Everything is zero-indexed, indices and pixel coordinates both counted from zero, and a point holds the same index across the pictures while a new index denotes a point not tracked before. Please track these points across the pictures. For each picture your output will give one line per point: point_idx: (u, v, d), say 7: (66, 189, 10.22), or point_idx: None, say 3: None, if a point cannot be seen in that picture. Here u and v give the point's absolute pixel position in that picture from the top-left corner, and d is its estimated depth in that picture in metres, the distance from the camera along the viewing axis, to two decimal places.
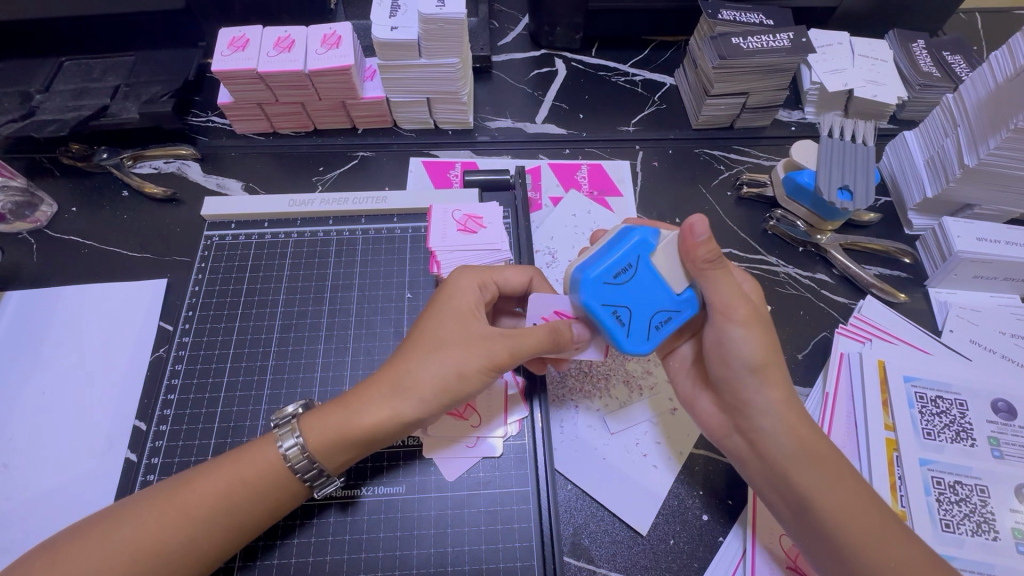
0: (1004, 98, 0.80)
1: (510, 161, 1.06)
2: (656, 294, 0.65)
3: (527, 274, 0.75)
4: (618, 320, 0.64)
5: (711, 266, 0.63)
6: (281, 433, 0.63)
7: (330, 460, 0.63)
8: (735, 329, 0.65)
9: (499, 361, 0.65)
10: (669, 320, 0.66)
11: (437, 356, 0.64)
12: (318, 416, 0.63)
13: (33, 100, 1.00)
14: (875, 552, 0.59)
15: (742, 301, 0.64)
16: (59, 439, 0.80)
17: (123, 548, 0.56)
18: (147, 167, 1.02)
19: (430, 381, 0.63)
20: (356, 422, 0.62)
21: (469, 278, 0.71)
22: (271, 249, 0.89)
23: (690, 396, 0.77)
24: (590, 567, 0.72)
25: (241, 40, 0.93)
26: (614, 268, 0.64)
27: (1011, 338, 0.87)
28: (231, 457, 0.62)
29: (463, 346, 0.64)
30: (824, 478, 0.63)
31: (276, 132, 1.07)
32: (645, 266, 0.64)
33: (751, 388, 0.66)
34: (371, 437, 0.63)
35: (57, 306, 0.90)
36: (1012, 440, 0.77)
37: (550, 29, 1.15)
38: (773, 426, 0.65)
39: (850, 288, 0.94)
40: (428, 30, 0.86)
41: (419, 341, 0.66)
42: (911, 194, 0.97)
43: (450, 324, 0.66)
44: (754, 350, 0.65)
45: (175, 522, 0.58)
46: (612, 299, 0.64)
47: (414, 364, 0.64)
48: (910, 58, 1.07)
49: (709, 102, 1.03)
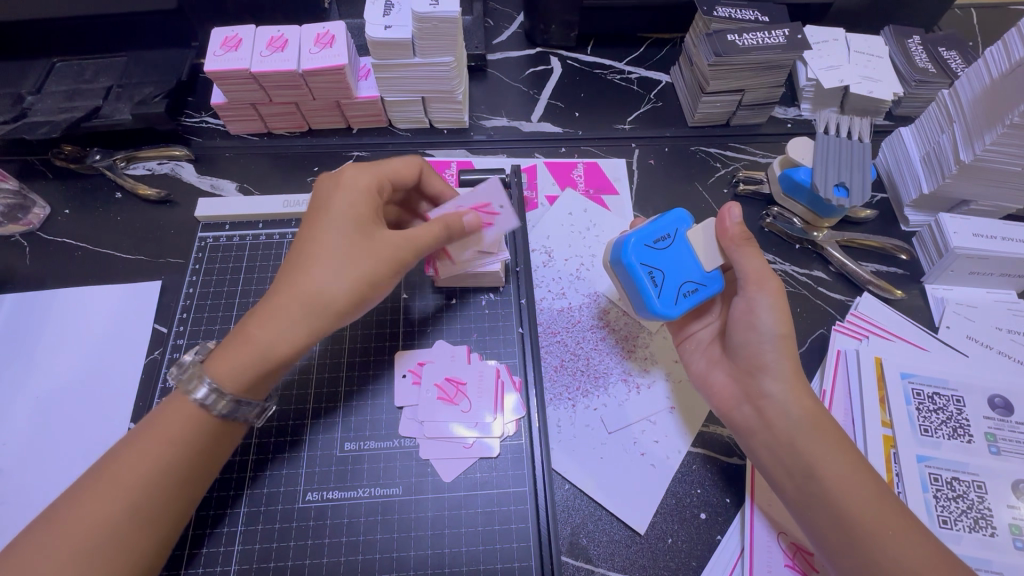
0: (999, 93, 0.80)
1: (506, 160, 1.06)
2: (689, 266, 0.74)
3: (414, 165, 0.76)
4: (652, 280, 0.72)
5: (745, 244, 0.72)
6: (189, 384, 0.62)
7: (240, 383, 0.63)
8: (764, 297, 0.71)
9: (402, 259, 0.67)
10: (697, 289, 0.73)
11: (333, 266, 0.64)
12: (220, 354, 0.63)
13: (25, 102, 1.00)
14: (875, 520, 0.60)
15: (773, 275, 0.71)
16: (52, 442, 0.80)
17: (67, 535, 0.55)
18: (141, 169, 1.02)
19: (337, 294, 0.64)
20: (256, 342, 0.63)
21: (363, 174, 0.70)
22: (265, 249, 0.89)
23: (704, 371, 0.79)
24: (587, 566, 0.72)
25: (233, 40, 0.92)
26: (654, 235, 0.74)
27: (1008, 334, 0.87)
28: (145, 423, 0.61)
29: (353, 253, 0.65)
30: (828, 445, 0.65)
31: (271, 132, 1.06)
32: (681, 240, 0.74)
33: (770, 354, 0.71)
34: (275, 353, 0.63)
35: (51, 310, 0.89)
36: (1009, 436, 0.77)
37: (545, 27, 1.15)
38: (785, 392, 0.69)
39: (847, 285, 0.94)
40: (422, 28, 0.86)
41: (308, 253, 0.65)
42: (907, 190, 0.96)
43: (346, 240, 0.66)
44: (776, 319, 0.71)
45: (109, 496, 0.57)
46: (648, 261, 0.73)
47: (314, 283, 0.64)
48: (906, 54, 1.07)
49: (705, 100, 1.03)
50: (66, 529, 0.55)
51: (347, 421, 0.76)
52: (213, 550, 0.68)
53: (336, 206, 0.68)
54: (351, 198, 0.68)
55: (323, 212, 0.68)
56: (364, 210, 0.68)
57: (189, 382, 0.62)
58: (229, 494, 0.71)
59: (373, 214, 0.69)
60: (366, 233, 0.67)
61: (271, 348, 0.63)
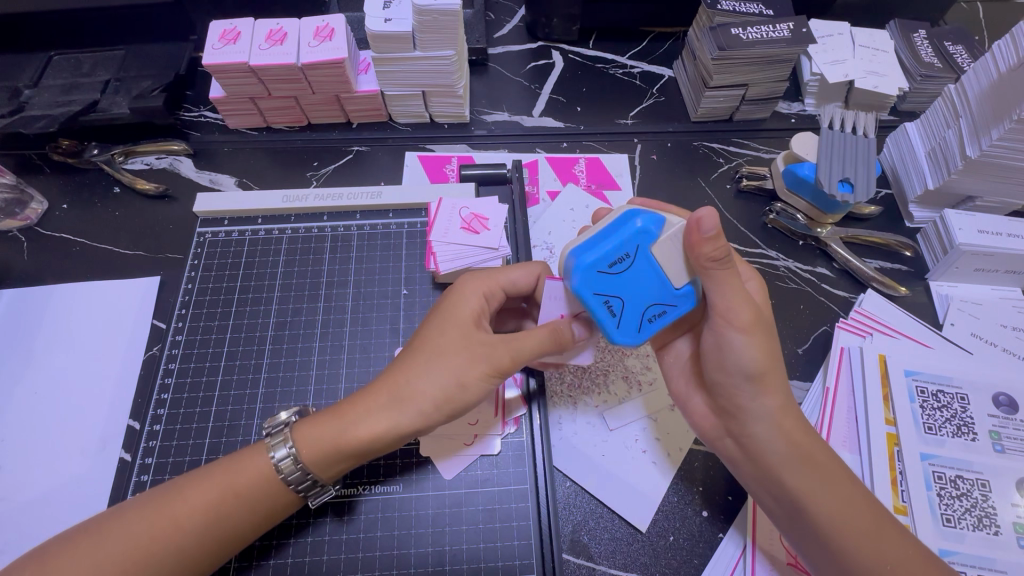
0: (1007, 87, 0.79)
1: (507, 154, 1.05)
2: (652, 286, 0.63)
3: (534, 271, 0.73)
4: (608, 310, 0.63)
5: (715, 267, 0.59)
6: (272, 443, 0.62)
7: (321, 470, 0.62)
8: (734, 333, 0.63)
9: (502, 366, 0.64)
10: (664, 313, 0.64)
11: (435, 366, 0.63)
12: (309, 425, 0.63)
13: (22, 96, 0.99)
14: (875, 555, 0.59)
15: (744, 304, 0.62)
16: (53, 439, 0.79)
17: (118, 552, 0.55)
18: (138, 163, 1.01)
19: (429, 392, 0.62)
20: (348, 433, 0.62)
21: (474, 286, 0.70)
22: (265, 245, 0.88)
23: (682, 394, 0.76)
24: (590, 564, 0.71)
25: (232, 33, 0.91)
26: (608, 257, 0.61)
27: (1013, 331, 0.86)
28: (220, 466, 0.62)
29: (460, 352, 0.64)
30: (820, 483, 0.62)
31: (269, 126, 1.05)
32: (642, 257, 0.62)
33: (748, 397, 0.65)
34: (364, 448, 0.62)
35: (48, 306, 0.89)
36: (1013, 434, 0.77)
37: (547, 20, 1.14)
38: (769, 432, 0.64)
39: (851, 282, 0.93)
40: (423, 21, 0.85)
41: (420, 348, 0.65)
42: (912, 187, 0.95)
43: (450, 338, 0.65)
44: (753, 358, 0.63)
45: (167, 528, 0.57)
46: (604, 289, 0.62)
47: (410, 374, 0.63)
48: (912, 48, 1.05)
49: (708, 94, 1.01)
50: (113, 548, 0.55)
51: None
52: None
53: (452, 307, 0.68)
54: (463, 302, 0.68)
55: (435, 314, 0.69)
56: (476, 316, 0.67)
57: (272, 444, 0.62)
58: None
59: (478, 319, 0.67)
60: (471, 333, 0.65)
61: (356, 435, 0.62)
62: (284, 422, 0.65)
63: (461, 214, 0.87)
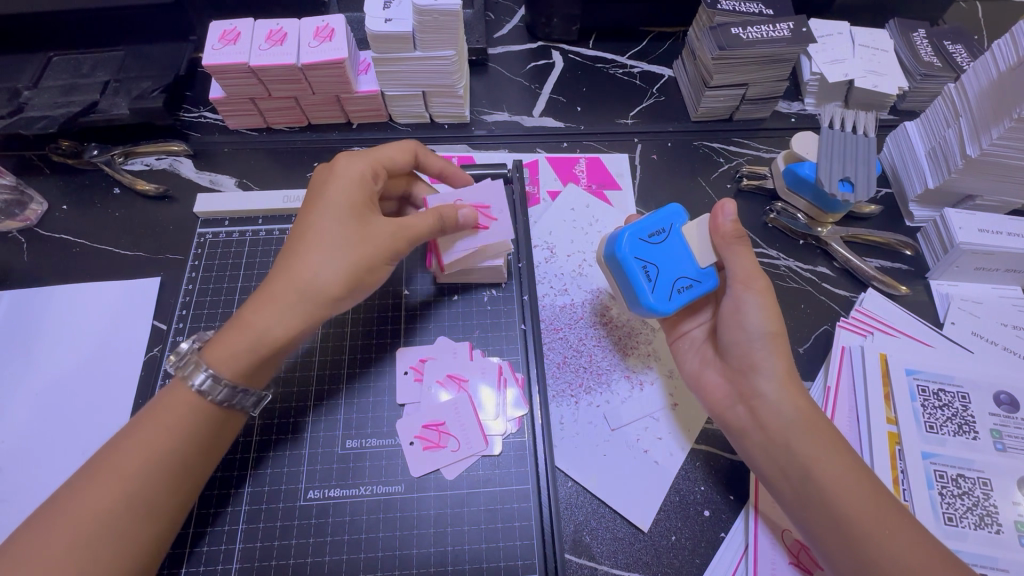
0: (1007, 87, 0.79)
1: (508, 155, 1.05)
2: (683, 258, 0.71)
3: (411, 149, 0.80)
4: (645, 274, 0.70)
5: (738, 242, 0.69)
6: (187, 372, 0.62)
7: (240, 373, 0.63)
8: (751, 296, 0.70)
9: (395, 241, 0.70)
10: (692, 285, 0.71)
11: (335, 257, 0.66)
12: (218, 347, 0.63)
13: (21, 97, 0.98)
14: (871, 519, 0.60)
15: (761, 274, 0.71)
16: (54, 440, 0.79)
17: (70, 522, 0.54)
18: (139, 164, 1.01)
19: (335, 282, 0.66)
20: (262, 333, 0.64)
21: (357, 162, 0.73)
22: (265, 245, 0.88)
23: (697, 372, 0.78)
24: (591, 564, 0.71)
25: (232, 33, 0.91)
26: (648, 228, 0.72)
27: (1013, 330, 0.86)
28: (152, 415, 0.61)
29: (360, 245, 0.68)
30: (823, 445, 0.64)
31: (270, 127, 1.05)
32: (677, 233, 0.72)
33: (761, 354, 0.70)
34: (279, 342, 0.65)
35: (49, 307, 0.88)
36: (1015, 433, 0.77)
37: (547, 20, 1.14)
38: (777, 390, 0.68)
39: (852, 281, 0.93)
40: (423, 21, 0.85)
41: (304, 243, 0.67)
42: (912, 185, 0.96)
43: (337, 228, 0.68)
44: (766, 319, 0.69)
45: (114, 485, 0.57)
46: (643, 255, 0.71)
47: (311, 267, 0.66)
48: (911, 48, 1.05)
49: (708, 94, 1.02)
50: (66, 519, 0.55)
51: (349, 418, 0.75)
52: (212, 548, 0.67)
53: (328, 190, 0.70)
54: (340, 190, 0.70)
55: (321, 195, 0.71)
56: (359, 201, 0.70)
57: (186, 373, 0.63)
58: (230, 490, 0.70)
59: (363, 207, 0.70)
60: (358, 220, 0.69)
61: (273, 334, 0.64)
62: (189, 352, 0.65)
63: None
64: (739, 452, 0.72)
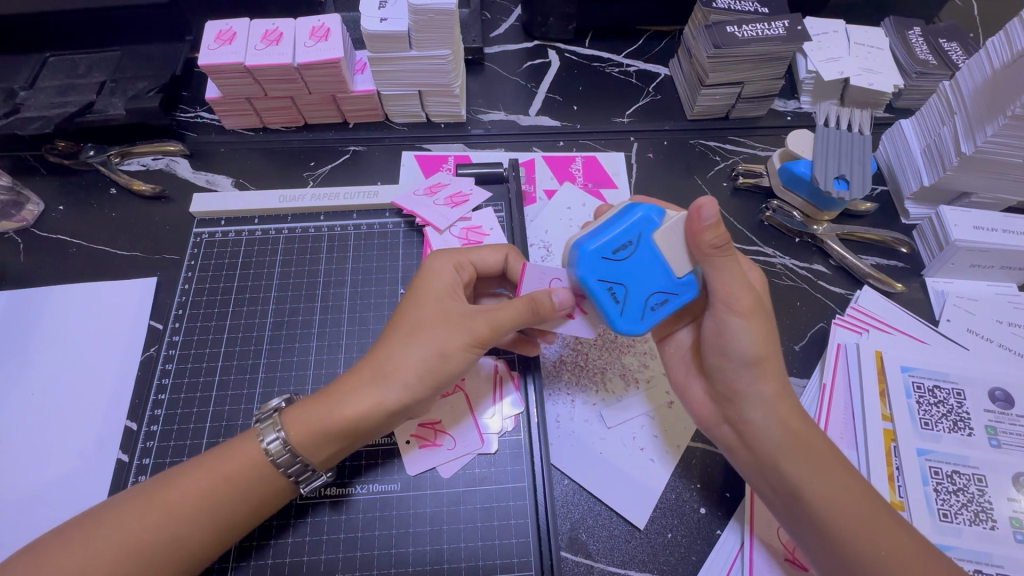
0: (1002, 84, 0.79)
1: (504, 154, 1.05)
2: (653, 275, 0.65)
3: (502, 251, 0.74)
4: (613, 298, 0.64)
5: (716, 254, 0.62)
6: (261, 428, 0.63)
7: (312, 453, 0.62)
8: (735, 319, 0.66)
9: (480, 336, 0.65)
10: (666, 301, 0.66)
11: (417, 339, 0.64)
12: (299, 410, 0.63)
13: (17, 98, 0.98)
14: (868, 541, 0.60)
15: (745, 292, 0.65)
16: (51, 440, 0.79)
17: (108, 548, 0.55)
18: (135, 164, 1.01)
19: (411, 365, 0.63)
20: (337, 411, 0.62)
21: (446, 259, 0.72)
22: (261, 245, 0.88)
23: (682, 382, 0.77)
24: (587, 562, 0.71)
25: (227, 33, 0.91)
26: (612, 245, 0.63)
27: (1008, 327, 0.87)
28: (209, 455, 0.62)
29: (443, 326, 0.65)
30: (812, 470, 0.63)
31: (266, 127, 1.05)
32: (645, 245, 0.64)
33: (746, 380, 0.67)
34: (354, 426, 0.62)
35: (45, 307, 0.89)
36: (1010, 429, 0.77)
37: (543, 19, 1.14)
38: (764, 417, 0.66)
39: (848, 279, 0.93)
40: (418, 20, 0.85)
41: (400, 325, 0.66)
42: (908, 183, 0.96)
43: (429, 311, 0.66)
44: (752, 343, 0.65)
45: (160, 520, 0.57)
46: (608, 276, 0.64)
47: (394, 350, 0.64)
48: (906, 46, 1.06)
49: (704, 92, 1.02)
50: (104, 543, 0.55)
51: None
52: None
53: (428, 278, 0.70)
54: (438, 277, 0.70)
55: (415, 286, 0.70)
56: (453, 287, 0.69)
57: (261, 429, 0.63)
58: (269, 542, 0.68)
59: (456, 293, 0.69)
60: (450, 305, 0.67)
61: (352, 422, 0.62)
62: (274, 408, 0.65)
63: (455, 230, 0.88)
64: (731, 469, 0.72)
